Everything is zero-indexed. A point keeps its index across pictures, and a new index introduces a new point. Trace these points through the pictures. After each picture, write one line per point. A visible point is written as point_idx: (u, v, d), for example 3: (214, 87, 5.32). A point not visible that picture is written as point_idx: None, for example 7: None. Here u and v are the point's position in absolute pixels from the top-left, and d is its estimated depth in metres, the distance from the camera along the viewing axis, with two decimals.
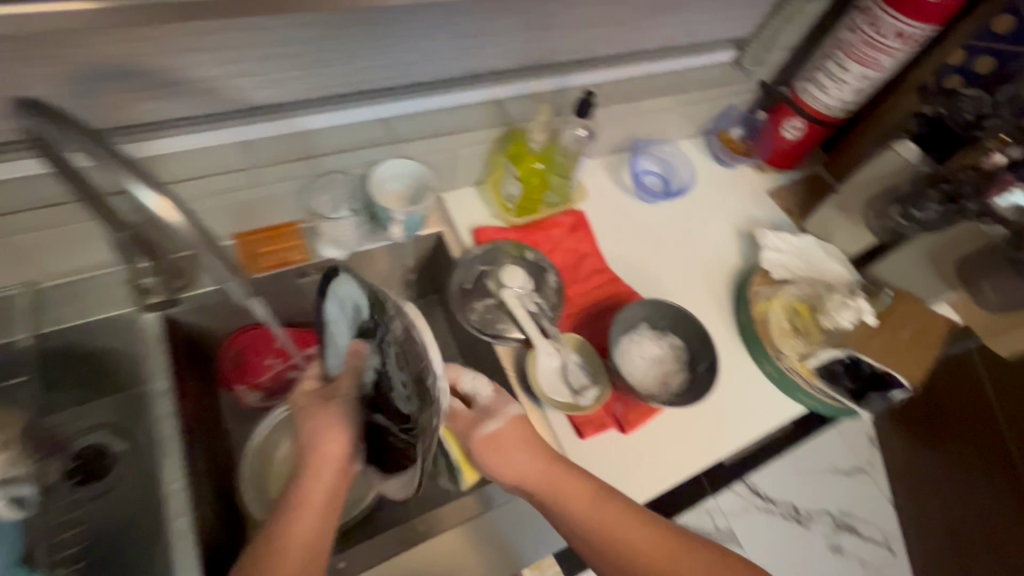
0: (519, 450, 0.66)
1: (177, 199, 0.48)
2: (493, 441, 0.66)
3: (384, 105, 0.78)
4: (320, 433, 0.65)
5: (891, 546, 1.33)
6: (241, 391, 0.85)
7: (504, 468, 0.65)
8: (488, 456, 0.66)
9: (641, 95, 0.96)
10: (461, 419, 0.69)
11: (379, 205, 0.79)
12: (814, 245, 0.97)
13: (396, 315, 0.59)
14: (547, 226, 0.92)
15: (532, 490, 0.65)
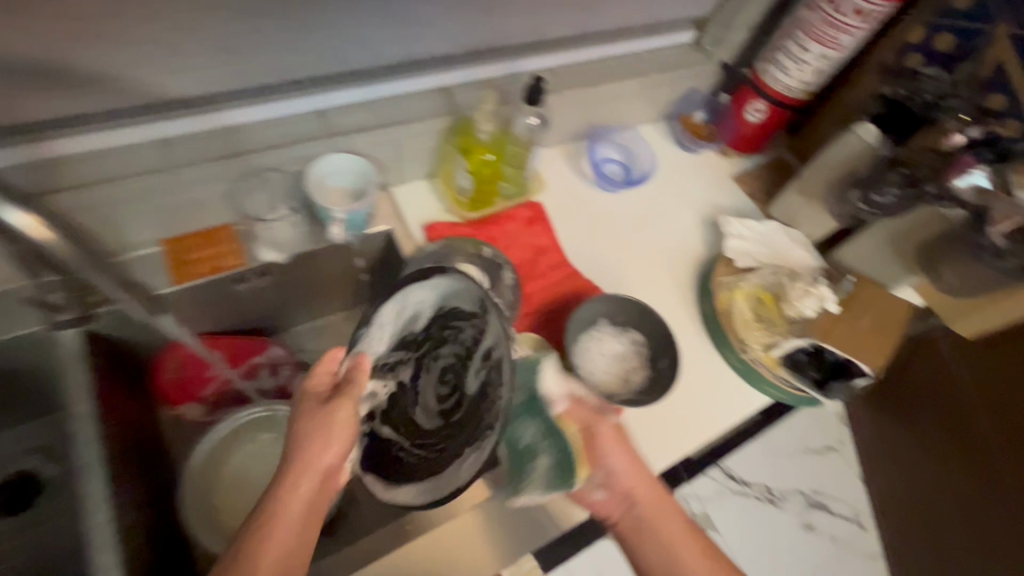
0: (629, 460, 0.70)
1: (48, 217, 0.52)
2: (616, 441, 0.70)
3: (320, 96, 0.74)
4: (315, 441, 0.55)
5: (862, 524, 1.22)
6: (185, 405, 0.81)
7: (622, 478, 0.70)
8: (609, 459, 0.70)
9: (599, 79, 0.91)
10: (583, 410, 0.70)
11: (318, 204, 0.73)
12: (778, 232, 0.95)
13: (469, 325, 0.62)
14: (504, 220, 0.88)
15: (634, 509, 0.70)
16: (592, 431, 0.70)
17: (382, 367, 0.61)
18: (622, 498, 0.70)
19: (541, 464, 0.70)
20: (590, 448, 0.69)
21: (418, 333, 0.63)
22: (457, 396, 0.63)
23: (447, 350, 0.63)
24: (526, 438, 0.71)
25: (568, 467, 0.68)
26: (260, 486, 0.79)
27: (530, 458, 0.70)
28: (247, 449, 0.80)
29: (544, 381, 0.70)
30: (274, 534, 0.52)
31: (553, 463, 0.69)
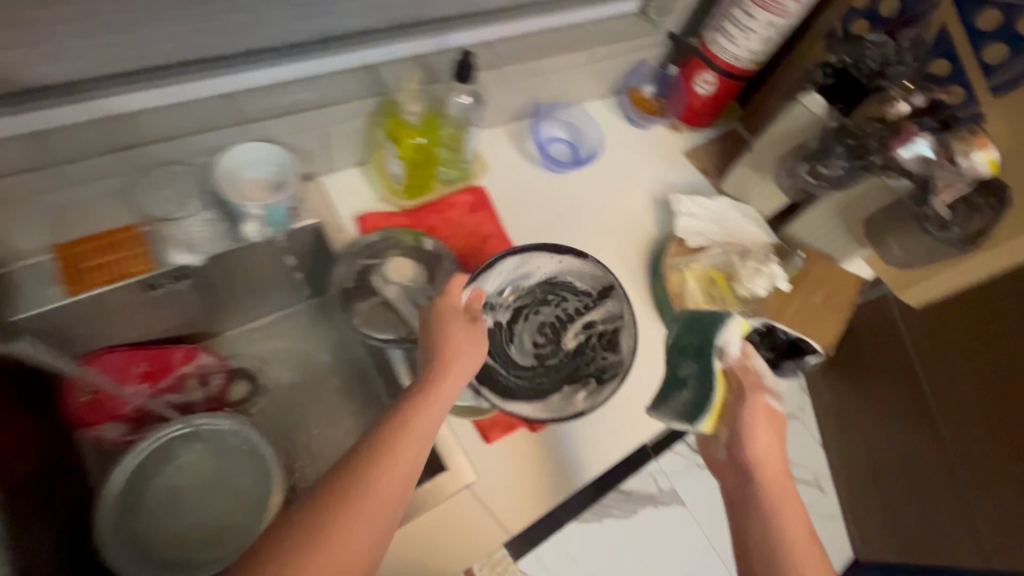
0: (770, 438, 0.64)
1: None
2: (766, 419, 0.64)
3: (220, 76, 0.65)
4: (452, 353, 0.62)
5: (821, 485, 1.16)
6: (101, 427, 0.74)
7: (751, 448, 0.63)
8: (752, 427, 0.64)
9: (541, 53, 0.86)
10: (748, 375, 0.66)
11: (230, 198, 0.66)
12: (730, 209, 0.93)
13: (575, 300, 0.79)
14: (444, 208, 0.82)
15: (749, 483, 0.62)
16: (739, 403, 0.65)
17: (490, 305, 0.77)
18: (741, 467, 0.63)
19: (682, 398, 0.68)
20: (729, 410, 0.66)
21: (528, 288, 0.79)
22: (556, 345, 0.78)
23: (551, 308, 0.79)
24: (685, 373, 0.69)
25: (700, 409, 0.66)
26: (197, 501, 0.75)
27: (678, 388, 0.69)
28: (178, 463, 0.75)
29: (720, 336, 0.68)
30: (409, 428, 0.55)
31: (692, 399, 0.67)
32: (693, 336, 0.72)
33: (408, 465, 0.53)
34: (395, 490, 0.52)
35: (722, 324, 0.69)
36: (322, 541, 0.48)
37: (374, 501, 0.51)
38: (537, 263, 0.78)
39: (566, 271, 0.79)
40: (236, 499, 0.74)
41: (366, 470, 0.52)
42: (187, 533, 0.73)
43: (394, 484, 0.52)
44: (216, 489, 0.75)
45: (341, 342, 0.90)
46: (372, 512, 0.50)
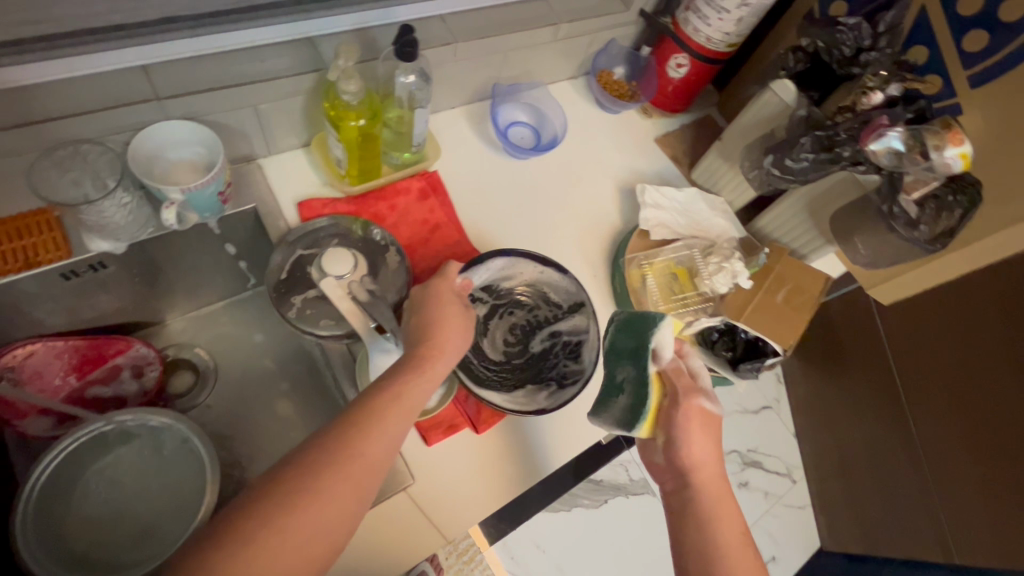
0: (708, 442, 0.58)
1: None
2: (702, 424, 0.59)
3: (128, 48, 0.59)
4: (446, 324, 0.60)
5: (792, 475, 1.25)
6: (24, 422, 0.69)
7: (687, 452, 0.58)
8: (688, 431, 0.58)
9: (500, 29, 0.80)
10: (682, 378, 0.60)
11: (147, 183, 0.61)
12: (697, 201, 0.90)
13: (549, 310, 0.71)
14: (392, 194, 0.78)
15: (687, 490, 0.57)
16: (674, 408, 0.59)
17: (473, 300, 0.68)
18: (678, 472, 0.58)
19: (619, 405, 0.60)
20: (663, 415, 0.59)
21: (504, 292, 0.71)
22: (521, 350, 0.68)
23: (525, 313, 0.69)
24: (620, 377, 0.61)
25: (637, 415, 0.58)
26: (123, 503, 0.72)
27: (613, 394, 0.61)
28: (104, 461, 0.72)
29: (656, 337, 0.59)
30: (401, 393, 0.53)
31: (628, 405, 0.59)
32: (628, 336, 0.62)
33: (397, 427, 0.52)
34: (383, 451, 0.50)
35: (654, 323, 0.60)
36: (306, 497, 0.45)
37: (363, 460, 0.49)
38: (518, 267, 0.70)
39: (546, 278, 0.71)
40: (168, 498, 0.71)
41: (356, 427, 0.50)
42: (111, 528, 0.70)
43: (382, 445, 0.50)
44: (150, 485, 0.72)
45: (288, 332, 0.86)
46: (358, 470, 0.48)
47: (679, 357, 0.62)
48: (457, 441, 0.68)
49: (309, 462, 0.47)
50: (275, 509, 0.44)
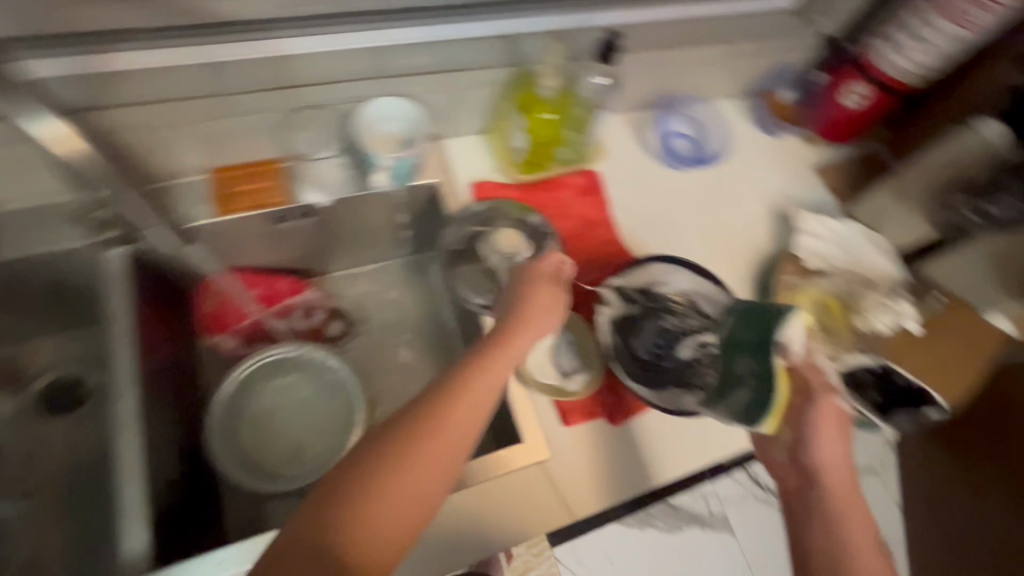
0: (837, 443, 0.59)
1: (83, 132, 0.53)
2: (834, 423, 0.60)
3: (372, 32, 0.67)
4: (537, 301, 0.61)
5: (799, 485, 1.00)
6: (219, 337, 0.80)
7: (817, 453, 0.59)
8: (816, 430, 0.59)
9: (682, 42, 0.82)
10: (815, 374, 0.61)
11: (365, 148, 0.70)
12: (860, 235, 0.85)
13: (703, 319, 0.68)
14: (556, 187, 0.82)
15: (811, 491, 0.58)
16: (807, 405, 0.60)
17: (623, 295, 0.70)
18: (805, 473, 0.59)
19: (739, 397, 0.58)
20: (795, 411, 0.61)
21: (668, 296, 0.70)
22: (671, 355, 0.67)
23: (675, 318, 0.69)
24: (740, 369, 0.59)
25: (763, 404, 0.55)
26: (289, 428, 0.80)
27: (735, 386, 0.59)
28: (277, 385, 0.81)
29: (786, 329, 0.58)
30: (489, 361, 0.53)
31: (750, 397, 0.57)
32: (748, 329, 0.61)
33: (493, 390, 0.52)
34: (473, 419, 0.50)
35: (783, 316, 0.59)
36: (405, 467, 0.46)
37: (452, 430, 0.48)
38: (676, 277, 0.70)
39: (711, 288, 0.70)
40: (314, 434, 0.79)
41: (443, 401, 0.49)
42: (273, 447, 0.79)
43: (478, 411, 0.50)
44: (302, 419, 0.81)
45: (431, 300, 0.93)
46: (446, 441, 0.47)
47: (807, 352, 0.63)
48: (592, 429, 0.71)
49: (401, 437, 0.47)
50: (371, 485, 0.45)
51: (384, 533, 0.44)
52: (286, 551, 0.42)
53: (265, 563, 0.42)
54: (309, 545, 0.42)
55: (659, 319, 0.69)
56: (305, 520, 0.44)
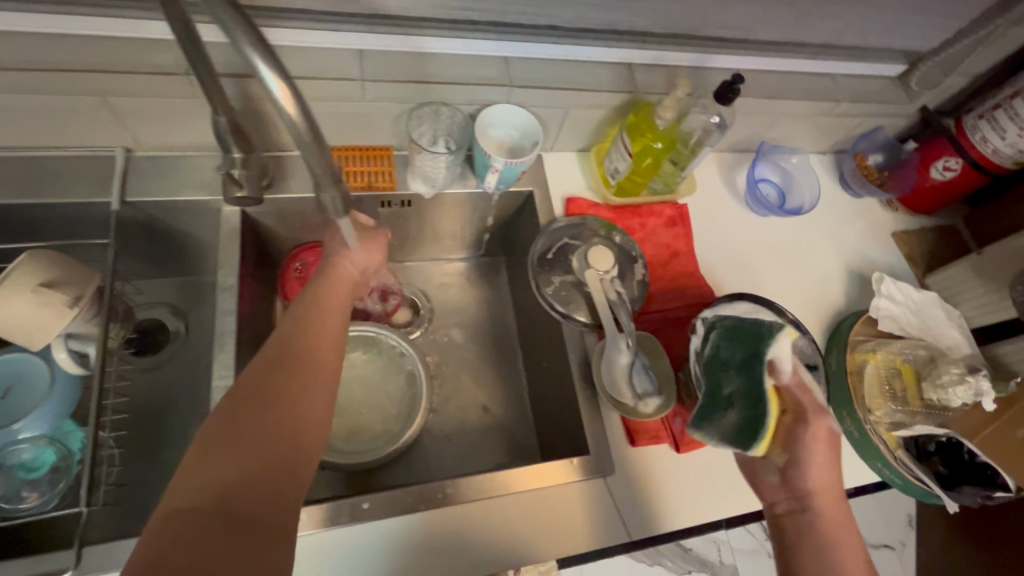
0: (830, 463, 0.58)
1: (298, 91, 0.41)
2: (827, 445, 0.59)
3: (506, 43, 0.72)
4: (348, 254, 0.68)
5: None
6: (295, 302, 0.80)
7: (811, 475, 0.58)
8: (810, 451, 0.58)
9: (787, 94, 0.84)
10: (808, 395, 0.60)
11: (480, 149, 0.73)
12: (935, 304, 0.87)
13: None
14: (646, 213, 0.85)
15: (806, 511, 0.57)
16: (797, 423, 0.59)
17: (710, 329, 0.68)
18: (796, 490, 0.58)
19: (729, 419, 0.59)
20: (785, 430, 0.60)
21: None
22: None
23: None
24: (728, 390, 0.60)
25: (759, 425, 0.58)
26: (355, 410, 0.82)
27: (721, 407, 0.60)
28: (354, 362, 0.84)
29: (776, 348, 0.60)
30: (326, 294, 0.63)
31: (743, 420, 0.59)
32: (734, 347, 0.62)
33: (338, 317, 0.61)
34: (331, 336, 0.58)
35: (771, 334, 0.61)
36: (307, 371, 0.53)
37: (322, 343, 0.56)
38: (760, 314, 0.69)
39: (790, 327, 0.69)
40: (378, 411, 0.83)
41: (306, 320, 0.58)
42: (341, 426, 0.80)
43: (334, 329, 0.59)
44: (366, 397, 0.84)
45: (496, 303, 0.98)
46: (321, 351, 0.56)
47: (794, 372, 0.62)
48: (658, 452, 0.73)
49: (285, 348, 0.54)
50: (275, 381, 0.51)
51: (292, 426, 0.49)
52: (210, 435, 0.46)
53: (184, 458, 0.44)
54: (220, 426, 0.47)
55: None
56: (222, 416, 0.48)
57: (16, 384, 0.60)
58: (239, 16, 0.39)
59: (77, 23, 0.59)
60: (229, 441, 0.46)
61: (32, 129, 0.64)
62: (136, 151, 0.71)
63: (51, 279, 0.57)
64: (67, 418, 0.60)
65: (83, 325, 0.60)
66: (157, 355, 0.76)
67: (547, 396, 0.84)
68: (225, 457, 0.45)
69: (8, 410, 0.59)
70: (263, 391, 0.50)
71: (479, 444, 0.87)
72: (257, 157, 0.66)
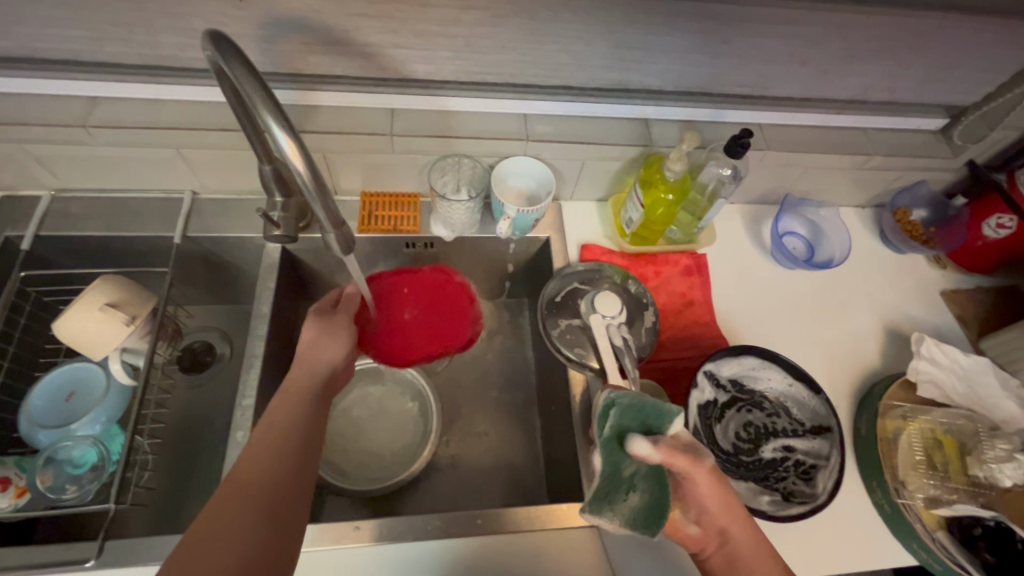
0: (726, 498, 0.56)
1: (307, 148, 0.47)
2: (716, 485, 0.56)
3: (525, 101, 0.77)
4: (323, 350, 0.68)
5: None
6: None
7: (719, 515, 0.56)
8: (703, 499, 0.57)
9: (809, 147, 0.83)
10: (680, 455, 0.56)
11: (497, 198, 0.78)
12: (986, 371, 0.77)
13: (784, 420, 0.67)
14: (661, 262, 0.86)
15: (729, 545, 0.57)
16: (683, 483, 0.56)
17: (714, 381, 0.67)
18: (715, 534, 0.57)
19: (627, 502, 0.58)
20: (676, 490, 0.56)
21: (752, 389, 0.69)
22: (751, 450, 0.65)
23: (763, 414, 0.67)
24: (628, 471, 0.59)
25: (658, 512, 0.56)
26: (369, 441, 0.86)
27: (622, 490, 0.58)
28: (375, 390, 0.90)
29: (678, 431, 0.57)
30: (294, 407, 0.61)
31: (642, 504, 0.58)
32: (632, 425, 0.60)
33: (310, 420, 0.61)
34: (303, 434, 0.59)
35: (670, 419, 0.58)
36: (276, 512, 0.52)
37: (295, 473, 0.56)
38: (767, 374, 0.68)
39: (797, 386, 0.67)
40: (388, 439, 0.86)
41: (256, 444, 0.56)
42: (352, 457, 0.84)
43: (300, 443, 0.58)
44: (376, 427, 0.87)
45: (516, 343, 0.97)
46: (290, 491, 0.54)
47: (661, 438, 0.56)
48: None
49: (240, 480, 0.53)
50: (231, 521, 0.49)
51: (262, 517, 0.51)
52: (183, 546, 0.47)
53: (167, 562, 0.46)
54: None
55: (744, 410, 0.67)
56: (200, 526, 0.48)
57: (78, 388, 0.70)
58: (262, 88, 0.45)
59: (159, 89, 0.71)
60: (212, 530, 0.48)
61: (121, 174, 0.77)
62: (201, 194, 0.82)
63: (117, 299, 0.67)
64: (113, 422, 0.69)
65: (137, 341, 0.70)
66: (203, 374, 0.84)
67: (556, 439, 0.83)
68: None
69: (69, 410, 0.69)
70: (241, 501, 0.51)
71: (487, 481, 0.85)
72: (295, 202, 0.74)
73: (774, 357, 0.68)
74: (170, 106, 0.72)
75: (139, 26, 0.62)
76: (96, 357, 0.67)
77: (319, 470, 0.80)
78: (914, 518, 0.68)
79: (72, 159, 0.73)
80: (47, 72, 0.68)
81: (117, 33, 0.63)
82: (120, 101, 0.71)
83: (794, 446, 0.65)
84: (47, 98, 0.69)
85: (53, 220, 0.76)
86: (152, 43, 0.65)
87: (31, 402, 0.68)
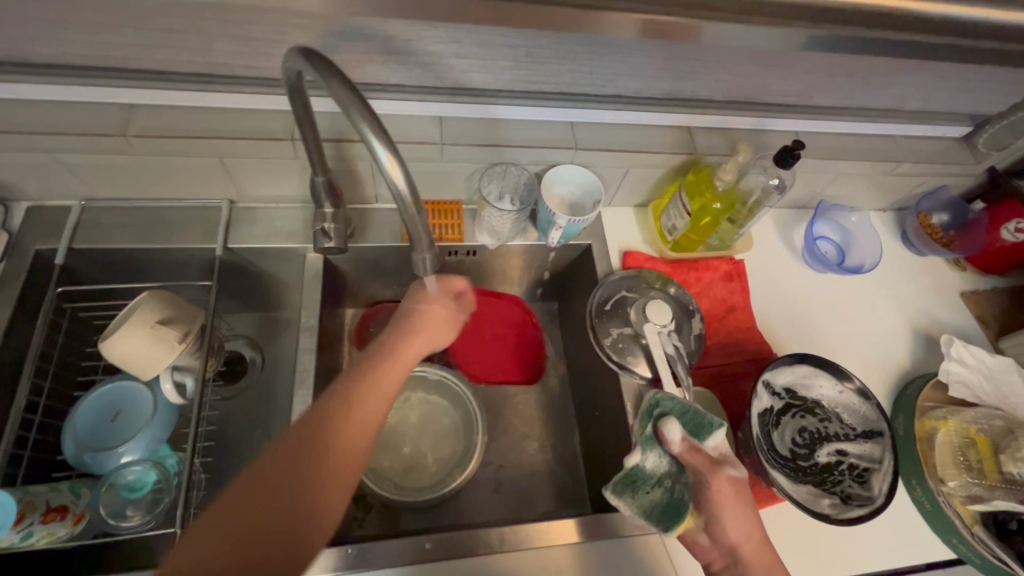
0: (744, 514, 0.58)
1: (403, 158, 0.45)
2: (735, 497, 0.58)
3: (574, 110, 0.77)
4: (421, 327, 0.65)
5: None
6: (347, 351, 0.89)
7: (729, 530, 0.57)
8: (717, 509, 0.58)
9: (846, 155, 0.85)
10: (702, 454, 0.61)
11: (545, 206, 0.77)
12: (1011, 370, 0.81)
13: (834, 425, 0.69)
14: (703, 268, 0.87)
15: (739, 567, 0.56)
16: (702, 484, 0.60)
17: (770, 388, 0.69)
18: (727, 553, 0.57)
19: (650, 497, 0.63)
20: (696, 493, 0.60)
21: (802, 395, 0.71)
22: (805, 454, 0.68)
23: (816, 420, 0.70)
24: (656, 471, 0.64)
25: (678, 510, 0.61)
26: (411, 450, 0.86)
27: (647, 484, 0.64)
28: (417, 398, 0.89)
29: (713, 440, 0.63)
30: (382, 381, 0.59)
31: (663, 501, 0.63)
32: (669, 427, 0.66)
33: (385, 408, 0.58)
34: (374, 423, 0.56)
35: (709, 428, 0.64)
36: (332, 489, 0.51)
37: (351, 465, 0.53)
38: (817, 380, 0.71)
39: (847, 390, 0.70)
40: (431, 445, 0.86)
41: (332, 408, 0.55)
42: (395, 469, 0.83)
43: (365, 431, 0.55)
44: (418, 435, 0.87)
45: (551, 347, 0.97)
46: (343, 465, 0.52)
47: (687, 434, 0.63)
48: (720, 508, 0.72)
49: (308, 437, 0.52)
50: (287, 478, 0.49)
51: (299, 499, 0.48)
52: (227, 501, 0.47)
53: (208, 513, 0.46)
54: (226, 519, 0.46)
55: (796, 416, 0.70)
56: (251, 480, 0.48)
57: (124, 409, 0.68)
58: (355, 96, 0.43)
59: (203, 96, 0.68)
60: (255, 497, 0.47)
61: (157, 183, 0.74)
62: (238, 203, 0.80)
63: (166, 317, 0.65)
64: (162, 444, 0.67)
65: (186, 358, 0.68)
66: (239, 385, 0.81)
67: (600, 445, 0.84)
68: (217, 561, 0.43)
69: (115, 432, 0.66)
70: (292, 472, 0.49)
71: (533, 485, 0.86)
72: (345, 213, 0.72)
73: (825, 365, 0.71)
74: (208, 114, 0.69)
75: (193, 33, 0.59)
76: (147, 377, 0.65)
77: (368, 482, 0.79)
78: (955, 513, 0.72)
79: (108, 169, 0.70)
80: (86, 78, 0.64)
81: (169, 41, 0.60)
82: (160, 108, 0.68)
83: (845, 450, 0.68)
84: (85, 104, 0.66)
85: (86, 231, 0.73)
86: (203, 50, 0.62)
87: (76, 424, 0.66)
